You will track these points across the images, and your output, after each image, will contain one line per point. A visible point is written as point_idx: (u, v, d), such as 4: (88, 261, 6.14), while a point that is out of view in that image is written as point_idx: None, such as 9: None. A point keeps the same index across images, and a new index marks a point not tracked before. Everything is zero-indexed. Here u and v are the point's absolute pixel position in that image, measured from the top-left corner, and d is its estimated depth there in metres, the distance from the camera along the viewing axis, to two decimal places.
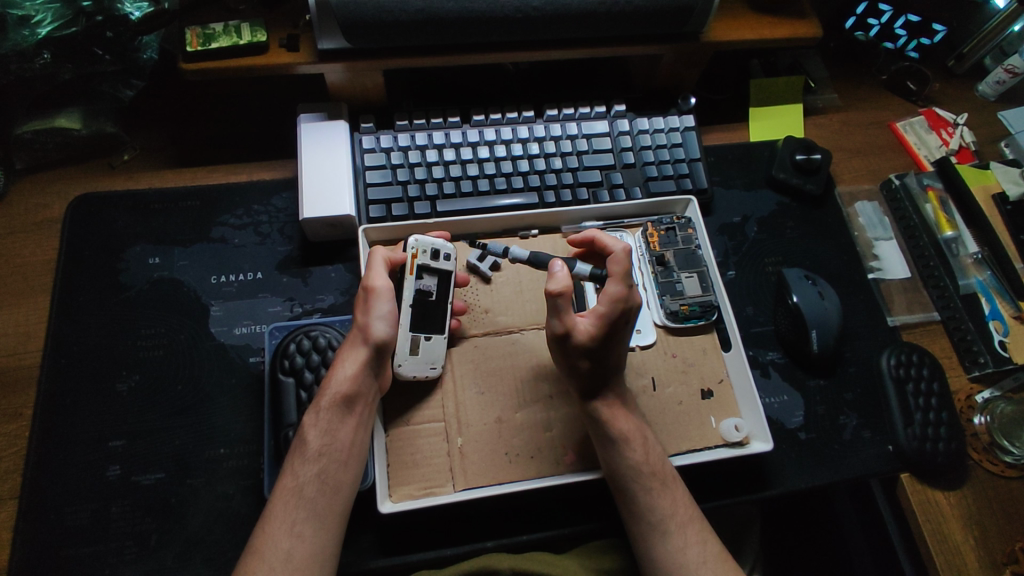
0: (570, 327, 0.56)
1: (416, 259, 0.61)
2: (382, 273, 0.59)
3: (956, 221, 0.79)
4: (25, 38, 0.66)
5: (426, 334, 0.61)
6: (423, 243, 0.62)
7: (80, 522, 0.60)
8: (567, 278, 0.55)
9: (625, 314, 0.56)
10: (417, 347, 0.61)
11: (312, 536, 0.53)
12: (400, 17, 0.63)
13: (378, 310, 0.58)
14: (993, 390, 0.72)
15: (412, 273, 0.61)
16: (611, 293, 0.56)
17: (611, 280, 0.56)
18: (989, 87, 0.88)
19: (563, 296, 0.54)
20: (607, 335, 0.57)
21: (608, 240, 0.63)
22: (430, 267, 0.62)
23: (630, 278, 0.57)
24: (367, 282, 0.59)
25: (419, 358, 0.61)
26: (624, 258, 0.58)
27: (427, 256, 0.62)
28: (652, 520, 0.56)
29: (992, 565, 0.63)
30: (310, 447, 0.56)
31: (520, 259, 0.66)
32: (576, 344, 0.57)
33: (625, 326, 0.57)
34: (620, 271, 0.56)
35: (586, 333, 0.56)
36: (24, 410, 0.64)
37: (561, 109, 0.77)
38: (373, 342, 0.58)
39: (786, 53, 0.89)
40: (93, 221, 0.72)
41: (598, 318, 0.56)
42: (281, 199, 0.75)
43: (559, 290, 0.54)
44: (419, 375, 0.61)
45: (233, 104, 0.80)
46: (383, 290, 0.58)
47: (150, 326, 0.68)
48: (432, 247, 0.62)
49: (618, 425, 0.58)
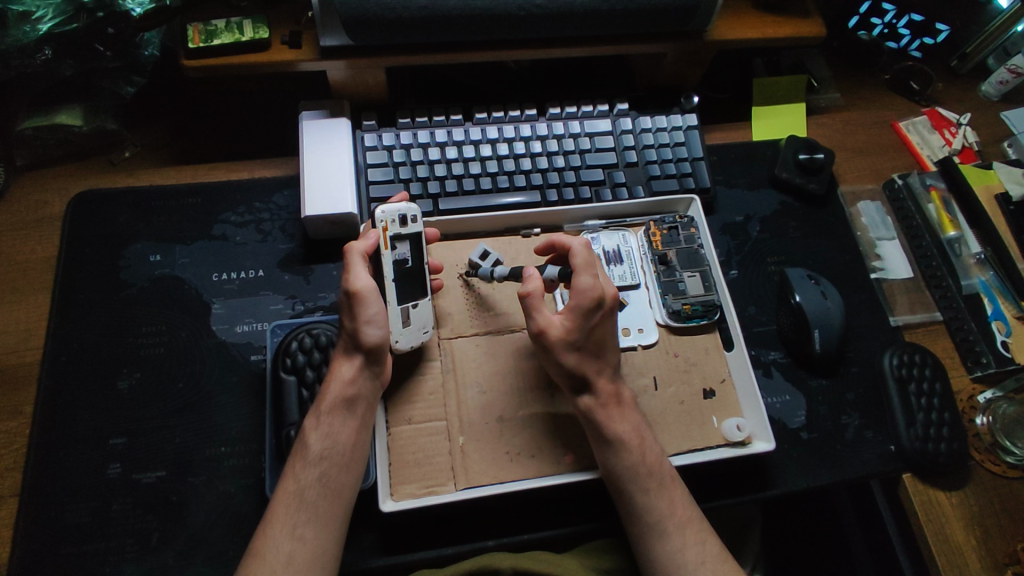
0: (545, 324, 0.57)
1: (388, 231, 0.59)
2: (362, 274, 0.57)
3: (959, 221, 0.79)
4: (26, 34, 0.65)
5: (413, 302, 0.60)
6: (389, 212, 0.59)
7: (80, 520, 0.60)
8: (539, 279, 0.58)
9: (598, 304, 0.57)
10: (408, 318, 0.60)
11: (314, 538, 0.53)
12: (404, 14, 0.63)
13: (367, 312, 0.57)
14: (995, 391, 0.72)
15: (388, 246, 0.59)
16: (580, 287, 0.57)
17: (579, 273, 0.58)
18: (992, 87, 0.88)
19: (535, 294, 0.57)
20: (585, 327, 0.57)
21: (565, 239, 0.62)
22: (401, 235, 0.60)
23: (596, 268, 0.59)
24: (350, 286, 0.57)
25: (412, 328, 0.60)
26: (584, 250, 0.60)
27: (395, 225, 0.60)
28: (649, 521, 0.56)
29: (992, 565, 0.63)
30: (312, 450, 0.55)
31: (504, 277, 0.65)
32: (555, 341, 0.57)
33: (603, 317, 0.58)
34: (583, 263, 0.59)
35: (563, 328, 0.57)
36: (24, 408, 0.63)
37: (564, 107, 0.77)
38: (368, 347, 0.57)
39: (788, 53, 0.89)
40: (94, 218, 0.71)
41: (573, 311, 0.57)
42: (283, 196, 0.75)
43: (532, 288, 0.57)
44: (417, 343, 0.60)
45: (236, 102, 0.79)
46: (368, 293, 0.57)
47: (151, 323, 0.68)
48: (398, 214, 0.60)
49: (614, 426, 0.58)
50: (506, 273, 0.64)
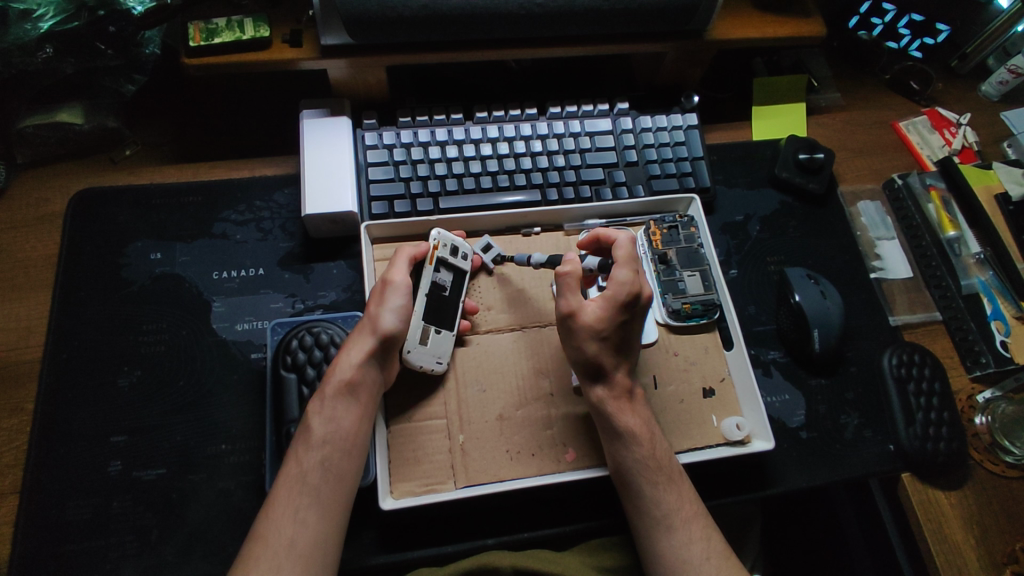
0: (576, 308, 0.57)
1: (437, 251, 0.63)
2: (402, 270, 0.60)
3: (959, 221, 0.79)
4: (27, 32, 0.65)
5: (437, 327, 0.62)
6: (445, 238, 0.63)
7: (81, 517, 0.60)
8: (577, 263, 0.58)
9: (634, 300, 0.57)
10: (427, 338, 0.61)
11: (315, 523, 0.53)
12: (404, 13, 0.63)
13: (392, 302, 0.59)
14: (994, 391, 0.72)
15: (433, 264, 0.62)
16: (617, 278, 0.57)
17: (619, 265, 0.58)
18: (992, 88, 0.88)
19: (571, 275, 0.57)
20: (616, 320, 0.57)
21: (611, 232, 0.63)
22: (448, 262, 0.64)
23: (636, 263, 0.58)
24: (386, 274, 0.60)
25: (427, 349, 0.61)
26: (629, 245, 0.60)
27: (446, 251, 0.63)
28: (656, 515, 0.56)
29: (992, 565, 0.63)
30: (315, 433, 0.56)
31: (541, 264, 0.66)
32: (581, 325, 0.57)
33: (635, 314, 0.58)
34: (625, 257, 0.58)
35: (594, 314, 0.56)
36: (25, 405, 0.64)
37: (565, 105, 0.77)
38: (382, 333, 0.57)
39: (789, 53, 0.89)
40: (95, 216, 0.71)
41: (606, 300, 0.56)
42: (283, 195, 0.75)
43: (568, 269, 0.57)
44: (425, 366, 0.60)
45: (236, 101, 0.80)
46: (400, 284, 0.59)
47: (152, 322, 0.68)
48: (452, 244, 0.64)
49: (622, 419, 0.58)
50: (544, 259, 0.65)
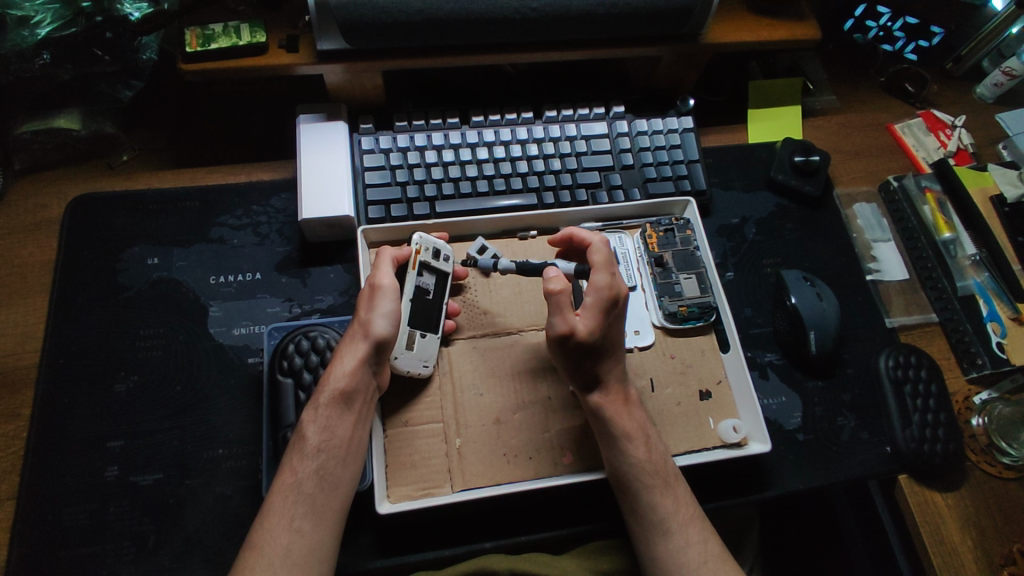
0: (570, 326, 0.55)
1: (420, 255, 0.62)
2: (388, 272, 0.60)
3: (954, 222, 0.79)
4: (25, 39, 0.66)
5: (422, 331, 0.62)
6: (426, 240, 0.63)
7: (78, 523, 0.60)
8: (564, 277, 0.56)
9: (615, 303, 0.57)
10: (413, 342, 0.61)
11: (311, 532, 0.53)
12: (400, 18, 0.63)
13: (382, 306, 0.59)
14: (991, 392, 0.72)
15: (417, 268, 0.62)
16: (597, 283, 0.56)
17: (596, 270, 0.58)
18: (987, 89, 0.89)
19: (564, 294, 0.55)
20: (603, 326, 0.57)
21: (584, 234, 0.64)
22: (430, 265, 0.64)
23: (613, 267, 0.59)
24: (374, 278, 0.60)
25: (414, 353, 0.61)
26: (604, 249, 0.60)
27: (428, 254, 0.63)
28: (652, 520, 0.56)
29: (991, 566, 0.63)
30: (310, 443, 0.56)
31: (509, 271, 0.65)
32: (578, 343, 0.56)
33: (616, 315, 0.58)
34: (602, 261, 0.58)
35: (586, 328, 0.56)
36: (22, 411, 0.64)
37: (560, 109, 0.77)
38: (374, 339, 0.58)
39: (784, 56, 0.90)
40: (92, 221, 0.72)
41: (592, 309, 0.56)
42: (281, 200, 0.75)
43: (559, 288, 0.55)
44: (413, 371, 0.61)
45: (233, 106, 0.80)
46: (388, 287, 0.59)
47: (150, 327, 0.68)
48: (433, 246, 0.63)
49: (621, 422, 0.58)
50: (512, 266, 0.65)
